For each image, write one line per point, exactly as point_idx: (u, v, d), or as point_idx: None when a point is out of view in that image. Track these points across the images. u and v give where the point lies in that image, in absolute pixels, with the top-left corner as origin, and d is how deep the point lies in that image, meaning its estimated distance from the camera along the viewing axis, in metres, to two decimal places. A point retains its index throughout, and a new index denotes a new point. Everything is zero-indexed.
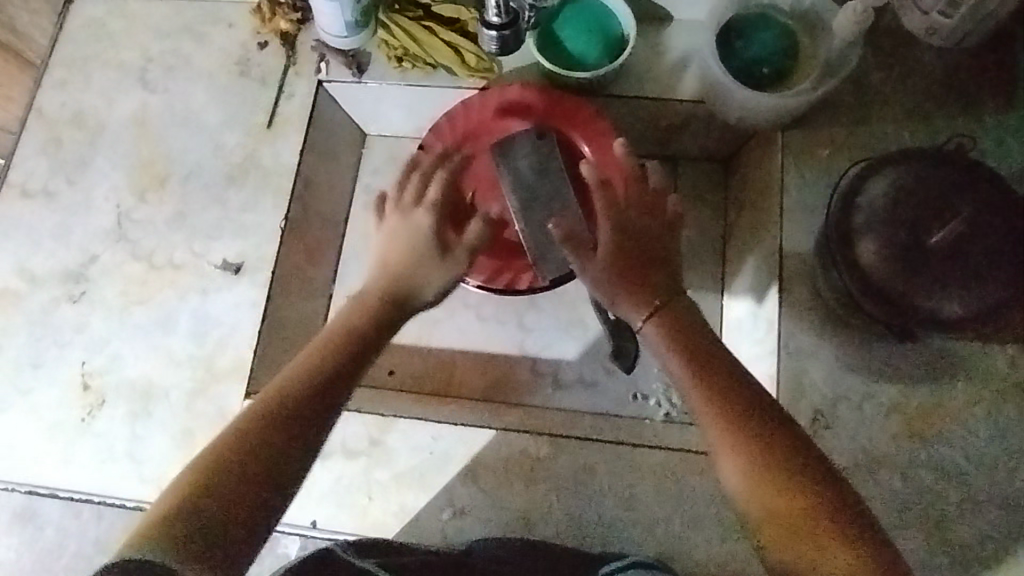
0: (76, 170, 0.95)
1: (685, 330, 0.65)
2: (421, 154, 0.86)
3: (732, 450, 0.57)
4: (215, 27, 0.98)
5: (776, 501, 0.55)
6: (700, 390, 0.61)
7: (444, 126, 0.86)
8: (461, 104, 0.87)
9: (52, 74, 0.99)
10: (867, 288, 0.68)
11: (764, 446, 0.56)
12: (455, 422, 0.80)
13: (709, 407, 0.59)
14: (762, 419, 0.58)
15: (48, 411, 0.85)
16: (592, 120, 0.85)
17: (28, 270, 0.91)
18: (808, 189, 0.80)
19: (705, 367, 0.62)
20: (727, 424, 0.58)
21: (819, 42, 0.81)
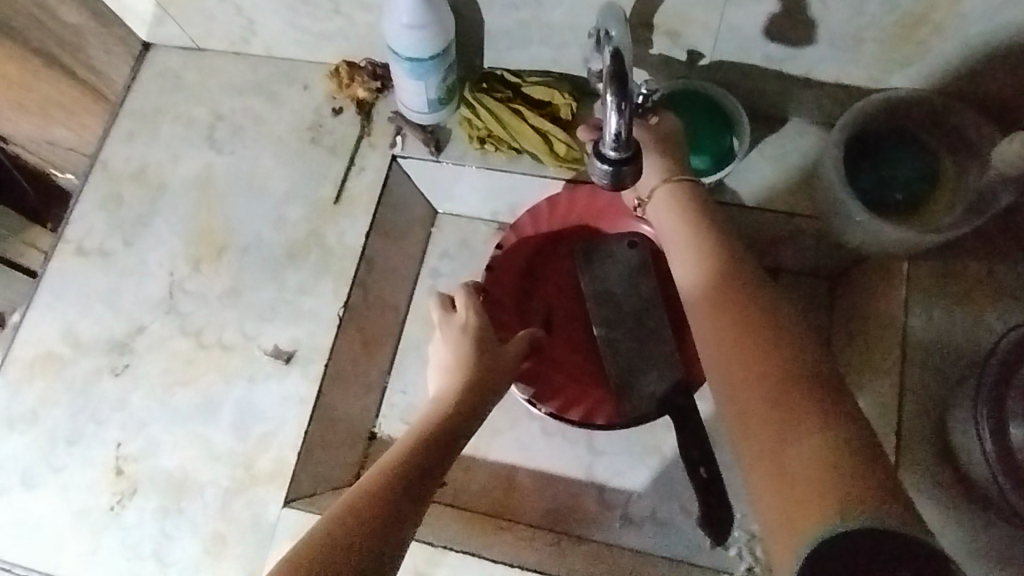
0: (133, 230, 0.90)
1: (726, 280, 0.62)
2: (499, 255, 0.83)
3: (735, 395, 0.55)
4: (291, 88, 0.93)
5: (769, 455, 0.50)
6: (718, 320, 0.60)
7: (527, 225, 0.83)
8: (547, 201, 0.82)
9: (119, 124, 0.95)
10: (1020, 480, 0.60)
11: (771, 385, 0.53)
12: (511, 562, 0.71)
13: (725, 338, 0.58)
14: (777, 342, 0.55)
15: (77, 494, 0.80)
16: None
17: (75, 336, 0.86)
18: (936, 335, 0.70)
19: (729, 295, 0.61)
20: (736, 360, 0.56)
21: (967, 168, 0.70)
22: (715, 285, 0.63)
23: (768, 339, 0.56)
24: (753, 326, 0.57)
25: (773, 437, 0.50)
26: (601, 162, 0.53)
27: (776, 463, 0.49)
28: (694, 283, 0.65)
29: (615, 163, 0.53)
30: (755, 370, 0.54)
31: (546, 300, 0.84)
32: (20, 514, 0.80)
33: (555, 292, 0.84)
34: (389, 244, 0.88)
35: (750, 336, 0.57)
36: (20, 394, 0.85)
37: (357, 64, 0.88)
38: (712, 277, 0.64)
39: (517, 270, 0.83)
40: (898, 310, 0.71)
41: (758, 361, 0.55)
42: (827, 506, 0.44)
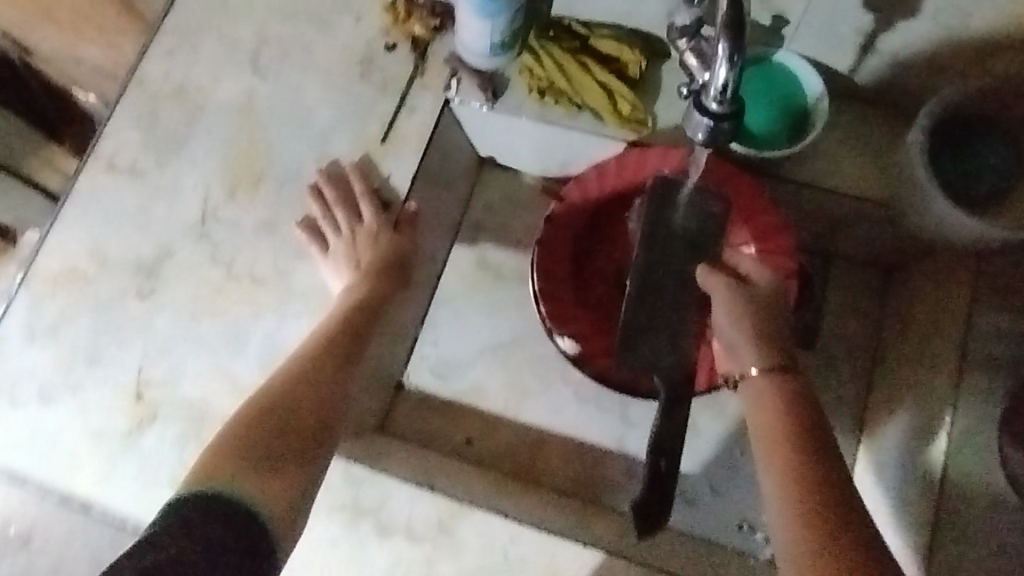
0: (168, 150, 0.87)
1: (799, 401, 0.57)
2: (558, 208, 0.75)
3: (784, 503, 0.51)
4: (343, 17, 0.88)
5: None
6: (788, 468, 0.52)
7: (590, 178, 0.75)
8: (616, 156, 0.73)
9: (160, 37, 0.91)
10: None
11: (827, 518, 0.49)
12: (540, 526, 0.70)
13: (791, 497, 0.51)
14: (845, 527, 0.49)
15: (94, 414, 0.79)
16: (768, 212, 0.72)
17: (100, 253, 0.84)
18: (998, 337, 0.68)
19: (803, 449, 0.53)
20: (801, 514, 0.50)
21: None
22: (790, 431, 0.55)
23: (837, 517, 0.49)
24: (824, 497, 0.51)
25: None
26: (700, 115, 0.49)
27: None
28: (769, 410, 0.56)
29: (715, 118, 0.49)
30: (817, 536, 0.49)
31: (601, 261, 0.77)
32: (37, 430, 0.79)
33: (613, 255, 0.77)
34: (433, 191, 0.85)
35: (818, 505, 0.50)
36: (39, 308, 0.82)
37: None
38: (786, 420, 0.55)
39: (576, 225, 0.76)
40: (959, 307, 0.69)
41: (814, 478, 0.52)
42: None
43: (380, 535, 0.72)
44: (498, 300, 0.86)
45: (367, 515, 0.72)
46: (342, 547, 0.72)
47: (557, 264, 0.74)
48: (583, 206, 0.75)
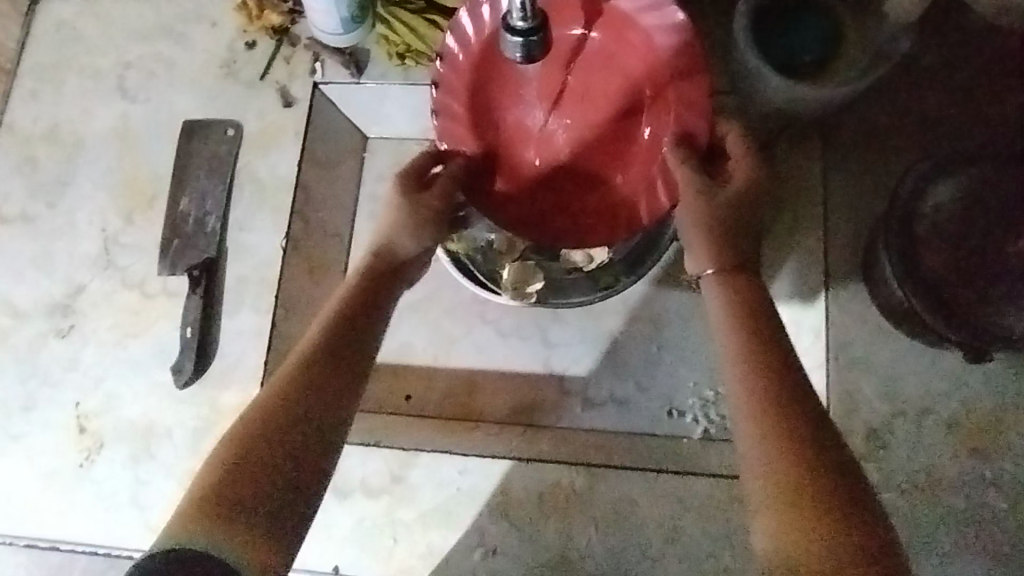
0: (55, 190, 0.87)
1: (749, 302, 0.56)
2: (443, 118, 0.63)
3: (762, 420, 0.50)
4: (197, 26, 0.90)
5: (788, 499, 0.47)
6: (751, 361, 0.53)
7: (449, 73, 0.63)
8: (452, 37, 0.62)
9: (21, 84, 0.91)
10: (926, 290, 0.68)
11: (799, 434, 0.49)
12: (487, 452, 0.75)
13: (747, 363, 0.53)
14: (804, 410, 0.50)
15: (43, 456, 0.80)
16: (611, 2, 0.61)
17: (10, 305, 0.84)
18: (852, 189, 0.76)
19: (740, 292, 0.57)
20: (784, 442, 0.49)
21: (866, 32, 0.75)
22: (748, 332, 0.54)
23: (794, 374, 0.52)
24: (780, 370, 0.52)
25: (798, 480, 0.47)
26: (511, 36, 0.53)
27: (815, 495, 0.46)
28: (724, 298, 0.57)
29: (525, 34, 0.52)
30: (796, 452, 0.48)
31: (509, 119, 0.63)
32: None
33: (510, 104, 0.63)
34: (324, 173, 0.88)
35: (780, 393, 0.51)
36: None
37: None
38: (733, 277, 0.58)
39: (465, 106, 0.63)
40: (815, 172, 0.77)
41: (790, 412, 0.50)
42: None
43: (339, 498, 0.75)
44: None
45: None
46: None
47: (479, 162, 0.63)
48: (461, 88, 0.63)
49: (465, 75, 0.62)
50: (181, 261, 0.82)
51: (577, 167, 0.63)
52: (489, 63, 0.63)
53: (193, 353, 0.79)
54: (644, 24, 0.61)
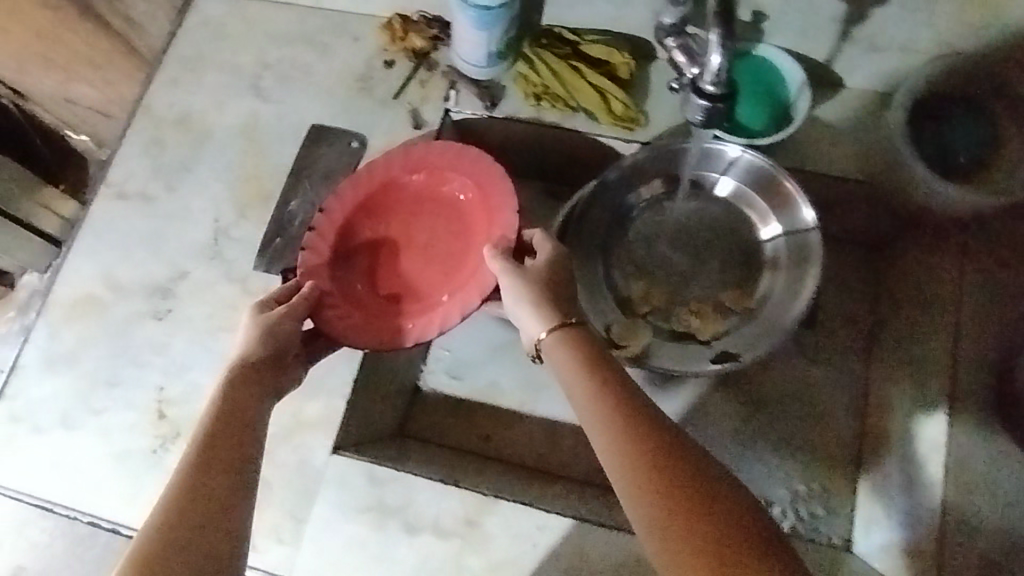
0: (177, 176, 0.89)
1: (587, 352, 0.58)
2: (317, 224, 0.74)
3: (636, 486, 0.48)
4: (340, 39, 0.92)
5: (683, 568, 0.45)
6: (666, 511, 0.46)
7: (348, 190, 0.75)
8: (370, 163, 0.76)
9: (164, 71, 0.94)
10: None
11: (681, 495, 0.47)
12: (563, 512, 0.71)
13: (665, 512, 0.46)
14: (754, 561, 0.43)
15: (118, 436, 0.80)
16: (473, 154, 0.74)
17: (114, 279, 0.86)
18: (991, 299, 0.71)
19: (633, 420, 0.51)
20: (654, 501, 0.47)
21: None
22: (594, 383, 0.55)
23: (723, 514, 0.45)
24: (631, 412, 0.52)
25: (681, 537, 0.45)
26: (699, 99, 0.56)
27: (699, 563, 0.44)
28: (567, 362, 0.57)
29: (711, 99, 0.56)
30: (676, 515, 0.46)
31: (385, 295, 0.73)
32: (61, 455, 0.80)
33: (408, 291, 0.73)
34: None
35: (706, 539, 0.45)
36: (61, 335, 0.85)
37: (411, 18, 0.89)
38: (615, 399, 0.53)
39: (337, 234, 0.75)
40: (950, 276, 0.73)
41: (659, 466, 0.48)
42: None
43: (407, 533, 0.72)
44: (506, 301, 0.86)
45: (393, 514, 0.73)
46: (370, 549, 0.72)
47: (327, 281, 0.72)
48: (342, 212, 0.75)
49: (350, 204, 0.75)
50: (278, 261, 0.84)
51: (401, 258, 0.75)
52: (370, 198, 0.76)
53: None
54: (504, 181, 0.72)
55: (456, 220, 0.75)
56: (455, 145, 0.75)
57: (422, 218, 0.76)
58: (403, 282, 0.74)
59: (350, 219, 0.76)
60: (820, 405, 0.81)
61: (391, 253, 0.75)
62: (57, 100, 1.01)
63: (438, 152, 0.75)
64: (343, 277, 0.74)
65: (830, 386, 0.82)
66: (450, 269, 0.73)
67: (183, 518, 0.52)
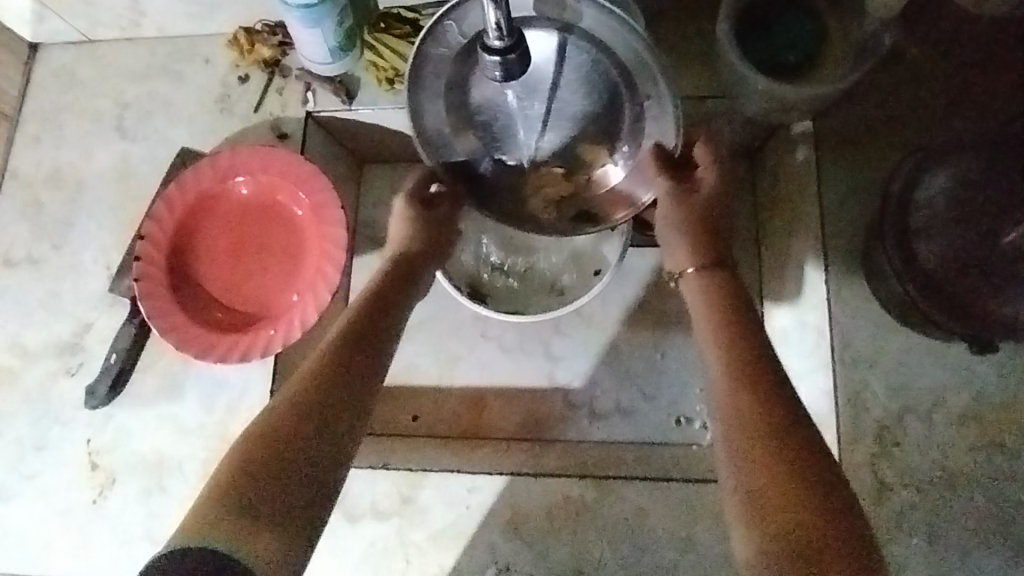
0: (60, 233, 0.89)
1: (728, 295, 0.64)
2: (144, 246, 0.80)
3: (738, 428, 0.51)
4: (191, 63, 0.92)
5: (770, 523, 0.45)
6: (751, 410, 0.52)
7: (162, 210, 0.81)
8: (176, 182, 0.81)
9: (24, 130, 0.93)
10: (926, 289, 0.66)
11: (786, 440, 0.49)
12: (491, 470, 0.75)
13: (754, 448, 0.49)
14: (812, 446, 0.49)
15: (58, 494, 0.81)
16: (280, 155, 0.81)
17: (20, 345, 0.85)
18: (846, 184, 0.76)
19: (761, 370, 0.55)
20: (751, 440, 0.50)
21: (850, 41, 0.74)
22: (726, 332, 0.60)
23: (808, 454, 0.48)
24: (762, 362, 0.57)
25: (782, 476, 0.47)
26: (489, 56, 0.52)
27: (804, 499, 0.45)
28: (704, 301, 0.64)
29: (502, 53, 0.51)
30: (769, 454, 0.49)
31: (234, 303, 0.82)
32: (5, 525, 0.80)
33: (254, 293, 0.83)
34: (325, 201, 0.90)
35: (781, 450, 0.48)
36: None
37: (254, 28, 0.88)
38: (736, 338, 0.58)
39: (167, 252, 0.81)
40: (807, 170, 0.76)
41: (771, 410, 0.51)
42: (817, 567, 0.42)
43: (350, 522, 0.75)
44: None
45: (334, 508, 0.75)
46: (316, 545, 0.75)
47: (163, 299, 0.79)
48: (165, 233, 0.81)
49: (175, 217, 0.81)
50: None
51: (245, 260, 0.83)
52: (196, 213, 0.83)
53: (109, 377, 0.79)
54: (321, 181, 0.80)
55: (284, 224, 0.83)
56: (269, 148, 0.81)
57: (253, 226, 0.84)
58: (243, 287, 0.83)
59: (173, 240, 0.82)
60: None
61: (218, 260, 0.83)
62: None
63: (253, 159, 0.81)
64: (189, 300, 0.81)
65: None
66: (287, 269, 0.83)
67: (271, 429, 0.48)
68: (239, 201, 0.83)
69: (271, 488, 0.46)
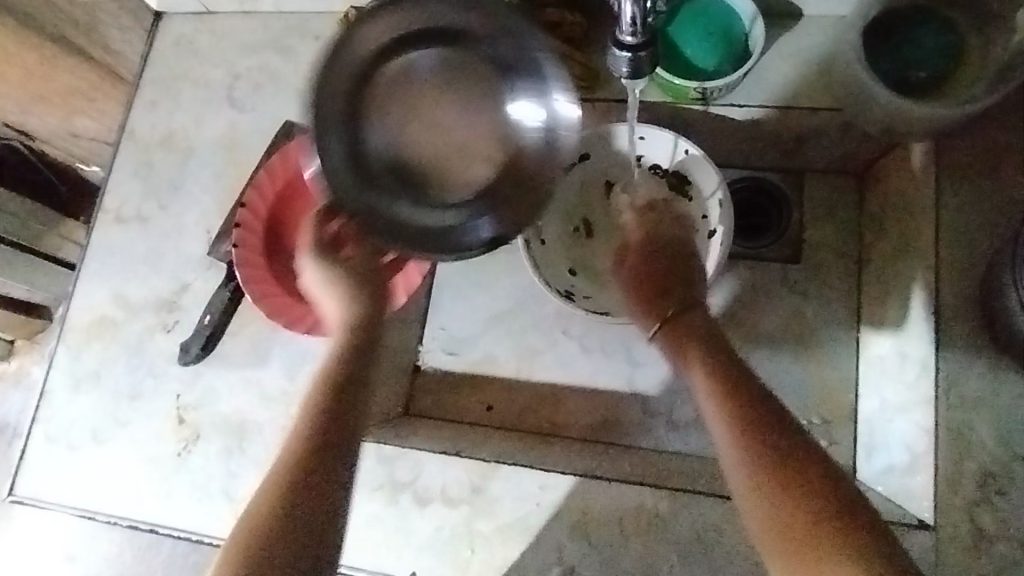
0: (167, 194, 0.93)
1: (690, 336, 0.70)
2: (243, 212, 0.81)
3: (744, 451, 0.58)
4: (303, 39, 0.94)
5: (794, 546, 0.52)
6: (748, 445, 0.58)
7: (263, 179, 0.82)
8: (278, 152, 0.82)
9: (143, 94, 0.97)
10: None
11: (795, 463, 0.56)
12: (564, 470, 0.73)
13: (766, 478, 0.56)
14: (801, 458, 0.56)
15: (145, 444, 0.84)
16: None
17: (123, 298, 0.89)
18: (966, 213, 0.72)
19: (743, 395, 0.62)
20: (759, 467, 0.56)
21: (988, 61, 0.69)
22: (711, 375, 0.65)
23: (805, 471, 0.55)
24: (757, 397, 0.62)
25: (791, 497, 0.54)
26: (619, 51, 0.52)
27: (812, 525, 0.52)
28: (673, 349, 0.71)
29: (633, 49, 0.52)
30: (777, 477, 0.55)
31: None
32: (95, 468, 0.85)
33: None
34: None
35: (793, 473, 0.55)
36: (80, 357, 0.88)
37: (366, 9, 0.88)
38: (726, 394, 0.63)
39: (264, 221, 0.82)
40: (927, 193, 0.72)
41: (778, 446, 0.57)
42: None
43: (420, 505, 0.76)
44: (490, 272, 0.87)
45: (404, 488, 0.76)
46: (386, 523, 0.76)
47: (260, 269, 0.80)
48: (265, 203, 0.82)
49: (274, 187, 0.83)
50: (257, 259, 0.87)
51: None
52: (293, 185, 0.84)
53: (199, 340, 0.83)
54: None
55: None
56: None
57: None
58: None
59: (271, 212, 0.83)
60: (812, 337, 0.82)
61: None
62: (54, 134, 1.06)
63: None
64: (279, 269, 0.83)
65: (825, 321, 0.82)
66: None
67: (289, 508, 0.58)
68: None
69: (287, 541, 0.57)
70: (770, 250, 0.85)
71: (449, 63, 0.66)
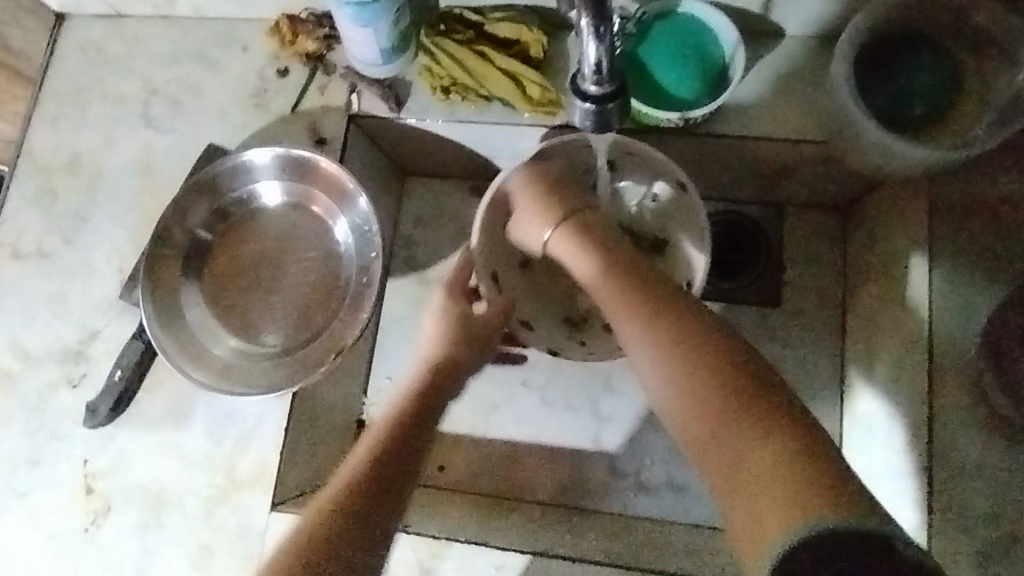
0: (73, 226, 0.81)
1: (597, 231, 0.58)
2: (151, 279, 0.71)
3: (663, 374, 0.47)
4: (228, 50, 0.83)
5: (750, 504, 0.41)
6: (670, 354, 0.47)
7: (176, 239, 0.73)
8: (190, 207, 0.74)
9: (44, 109, 0.85)
10: None
11: (720, 372, 0.45)
12: (520, 547, 0.67)
13: (697, 411, 0.45)
14: (726, 360, 0.45)
15: (48, 517, 0.74)
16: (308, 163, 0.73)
17: (21, 348, 0.78)
18: (963, 260, 0.63)
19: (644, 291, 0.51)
20: (683, 400, 0.46)
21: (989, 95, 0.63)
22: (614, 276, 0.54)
23: (734, 381, 0.44)
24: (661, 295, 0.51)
25: (711, 429, 0.44)
26: (582, 100, 0.47)
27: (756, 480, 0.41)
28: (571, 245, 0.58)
29: (598, 101, 0.46)
30: (698, 406, 0.45)
31: (251, 335, 0.74)
32: None
33: (275, 322, 0.74)
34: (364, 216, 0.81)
35: (732, 396, 0.44)
36: None
37: (298, 17, 0.79)
38: (599, 247, 0.56)
39: (177, 285, 0.73)
40: (916, 239, 0.65)
41: (705, 360, 0.46)
42: (799, 507, 0.39)
43: None
44: None
45: None
46: None
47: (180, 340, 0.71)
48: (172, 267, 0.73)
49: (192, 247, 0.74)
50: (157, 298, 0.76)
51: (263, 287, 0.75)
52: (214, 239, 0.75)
53: (109, 398, 0.73)
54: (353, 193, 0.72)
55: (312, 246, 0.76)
56: (295, 157, 0.73)
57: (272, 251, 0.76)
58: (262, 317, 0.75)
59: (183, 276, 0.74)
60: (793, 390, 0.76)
61: (231, 289, 0.75)
62: None
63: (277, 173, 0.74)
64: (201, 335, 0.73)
65: (803, 365, 0.77)
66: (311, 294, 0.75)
67: None
68: (260, 222, 0.76)
69: None
70: (744, 291, 0.79)
71: (291, 166, 0.74)
